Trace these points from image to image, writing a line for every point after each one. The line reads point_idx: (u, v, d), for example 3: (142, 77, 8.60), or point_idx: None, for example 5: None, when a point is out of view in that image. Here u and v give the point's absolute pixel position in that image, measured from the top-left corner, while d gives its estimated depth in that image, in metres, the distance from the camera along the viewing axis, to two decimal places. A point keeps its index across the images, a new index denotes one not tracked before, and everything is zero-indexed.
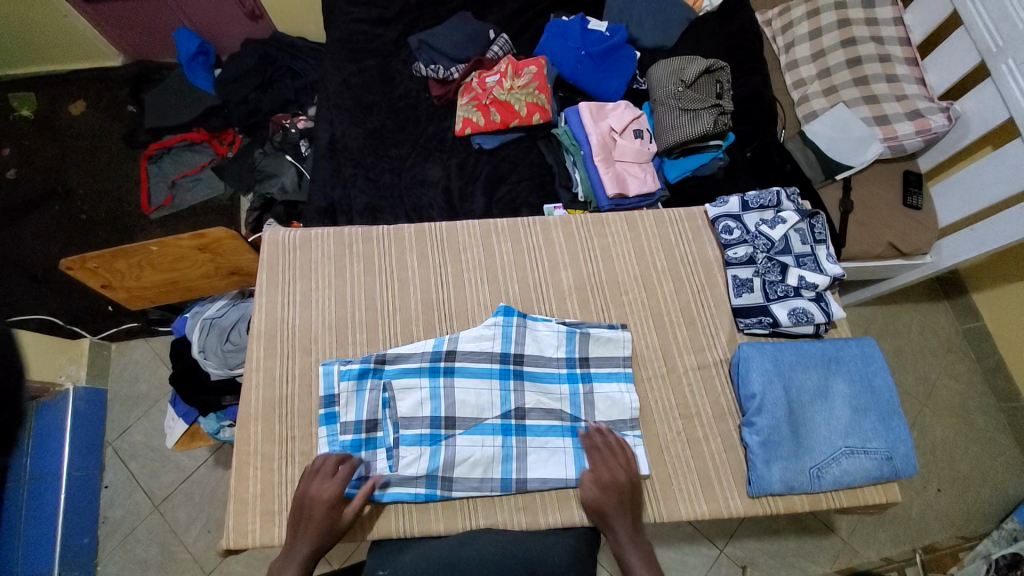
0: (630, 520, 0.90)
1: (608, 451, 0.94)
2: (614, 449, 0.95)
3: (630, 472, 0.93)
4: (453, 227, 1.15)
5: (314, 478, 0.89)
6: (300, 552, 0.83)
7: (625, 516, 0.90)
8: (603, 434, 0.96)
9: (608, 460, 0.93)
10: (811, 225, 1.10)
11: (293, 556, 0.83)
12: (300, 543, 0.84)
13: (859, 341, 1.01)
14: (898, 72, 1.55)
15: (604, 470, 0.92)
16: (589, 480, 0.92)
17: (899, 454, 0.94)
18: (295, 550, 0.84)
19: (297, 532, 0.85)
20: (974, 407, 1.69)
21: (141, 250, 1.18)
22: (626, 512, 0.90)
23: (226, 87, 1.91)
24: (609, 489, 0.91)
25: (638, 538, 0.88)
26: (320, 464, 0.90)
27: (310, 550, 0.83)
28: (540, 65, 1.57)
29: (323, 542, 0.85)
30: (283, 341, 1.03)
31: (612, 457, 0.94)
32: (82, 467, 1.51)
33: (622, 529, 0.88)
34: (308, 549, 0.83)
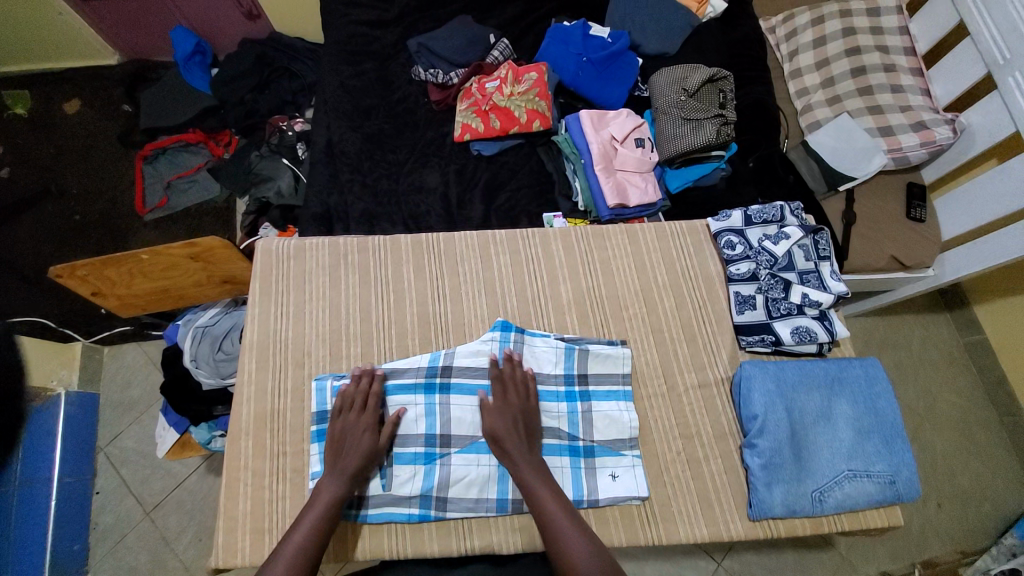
0: (525, 443, 0.91)
1: (511, 380, 0.95)
2: (516, 378, 0.96)
3: (528, 400, 0.95)
4: (450, 238, 1.13)
5: (352, 402, 0.92)
6: (348, 468, 0.86)
7: (520, 441, 0.91)
8: (509, 365, 0.97)
9: (511, 388, 0.95)
10: (815, 242, 1.07)
11: (339, 474, 0.86)
12: (346, 461, 0.87)
13: (863, 362, 1.00)
14: (904, 82, 1.53)
15: (507, 398, 0.94)
16: (495, 411, 0.92)
17: (902, 478, 0.93)
18: (341, 467, 0.87)
19: (342, 453, 0.89)
20: (975, 420, 1.68)
21: (131, 258, 1.15)
22: (523, 438, 0.91)
23: (222, 87, 1.88)
24: (507, 415, 0.92)
25: (534, 459, 0.90)
26: (355, 389, 0.93)
27: (357, 465, 0.87)
28: (541, 71, 1.55)
29: (366, 463, 0.88)
30: (275, 354, 1.01)
31: (512, 385, 0.95)
32: (73, 473, 1.47)
33: (517, 451, 0.89)
34: (356, 465, 0.87)
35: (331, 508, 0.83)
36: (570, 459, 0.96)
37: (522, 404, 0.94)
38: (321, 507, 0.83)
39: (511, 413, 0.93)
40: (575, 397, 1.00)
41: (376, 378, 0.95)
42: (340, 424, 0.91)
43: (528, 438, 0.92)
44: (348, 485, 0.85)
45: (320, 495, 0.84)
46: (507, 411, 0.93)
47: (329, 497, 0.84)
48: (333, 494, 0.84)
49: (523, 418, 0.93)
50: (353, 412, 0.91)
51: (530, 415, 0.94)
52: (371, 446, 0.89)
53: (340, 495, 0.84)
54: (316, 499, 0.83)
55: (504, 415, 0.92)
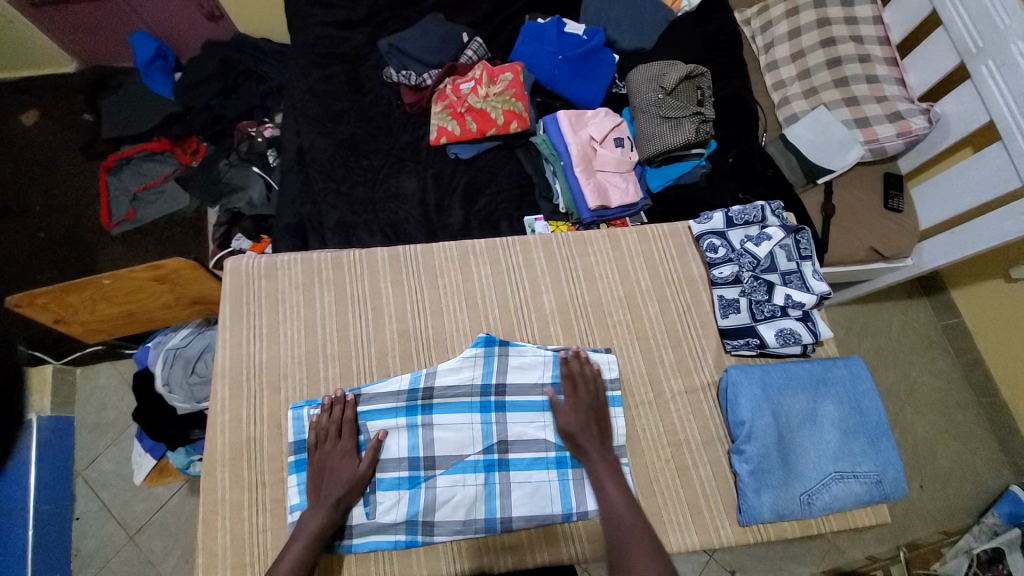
0: (599, 439, 0.93)
1: (581, 377, 0.97)
2: (586, 376, 0.97)
3: (600, 396, 0.96)
4: (428, 250, 1.09)
5: (327, 430, 0.91)
6: (329, 499, 0.85)
7: (594, 437, 0.93)
8: (578, 360, 0.98)
9: (581, 385, 0.96)
10: (797, 241, 1.07)
11: (321, 506, 0.84)
12: (326, 492, 0.86)
13: (847, 361, 1.01)
14: (878, 72, 1.53)
15: (578, 395, 0.95)
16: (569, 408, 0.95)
17: (889, 477, 0.94)
18: (323, 498, 0.85)
19: (322, 483, 0.87)
20: (954, 402, 1.72)
21: (93, 284, 1.10)
22: (596, 434, 0.93)
23: (186, 94, 1.81)
24: (580, 411, 0.94)
25: (606, 455, 0.92)
26: (328, 418, 0.91)
27: (340, 494, 0.86)
28: (516, 71, 1.52)
29: (350, 491, 0.87)
30: (249, 379, 0.97)
31: (584, 382, 0.97)
32: (49, 500, 1.40)
33: (590, 446, 0.92)
34: (338, 496, 0.86)
35: (314, 542, 0.82)
36: (558, 471, 0.95)
37: (593, 401, 0.96)
38: (305, 542, 0.81)
39: (583, 410, 0.94)
40: (613, 402, 0.98)
41: (349, 404, 0.93)
42: (317, 454, 0.89)
43: (600, 435, 0.94)
44: (330, 516, 0.84)
45: (302, 530, 0.82)
46: (579, 407, 0.94)
47: (311, 529, 0.82)
48: (315, 527, 0.82)
49: (595, 414, 0.95)
50: (329, 441, 0.90)
51: (602, 412, 0.95)
52: (353, 473, 0.88)
53: (324, 526, 0.83)
54: (298, 535, 0.82)
55: (578, 411, 0.94)
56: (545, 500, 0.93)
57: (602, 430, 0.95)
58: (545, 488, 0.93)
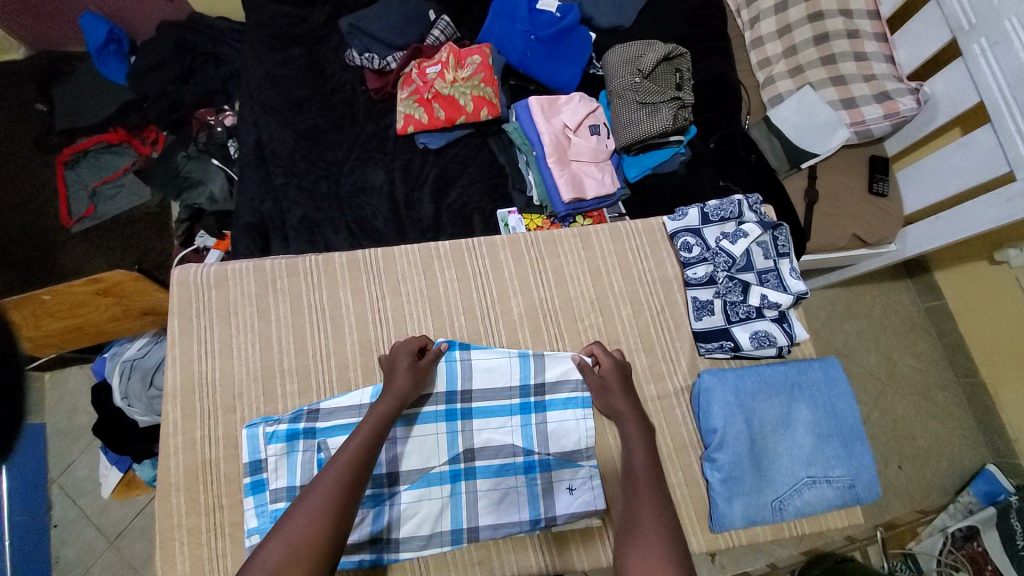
0: (629, 392, 0.90)
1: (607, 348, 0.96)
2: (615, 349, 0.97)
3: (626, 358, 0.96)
4: (391, 254, 1.04)
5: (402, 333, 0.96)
6: (400, 388, 0.85)
7: (626, 398, 0.89)
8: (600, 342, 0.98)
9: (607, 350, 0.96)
10: (774, 237, 1.03)
11: (391, 395, 0.84)
12: (398, 381, 0.86)
13: (823, 363, 0.99)
14: (867, 49, 1.46)
15: (603, 355, 0.94)
16: (609, 364, 0.93)
17: (860, 481, 0.94)
18: (392, 390, 0.85)
19: (392, 377, 0.87)
20: (934, 383, 1.72)
21: (32, 299, 1.09)
22: (624, 389, 0.91)
23: (140, 80, 1.63)
24: (607, 368, 0.92)
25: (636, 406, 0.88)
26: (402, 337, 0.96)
27: (409, 389, 0.86)
28: (484, 53, 1.42)
29: (416, 382, 0.87)
30: (203, 399, 0.92)
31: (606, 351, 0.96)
32: (23, 511, 1.31)
33: (621, 401, 0.89)
34: (407, 388, 0.86)
35: (382, 422, 0.80)
36: (526, 476, 0.93)
37: (619, 361, 0.95)
38: (373, 424, 0.79)
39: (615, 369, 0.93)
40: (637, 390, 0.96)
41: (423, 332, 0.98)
42: (390, 354, 0.91)
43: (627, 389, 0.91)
44: (399, 405, 0.84)
45: (371, 414, 0.81)
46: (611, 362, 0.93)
47: (380, 412, 0.81)
48: (383, 412, 0.81)
49: (623, 373, 0.93)
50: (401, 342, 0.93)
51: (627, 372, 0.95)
52: (419, 364, 0.89)
53: (390, 412, 0.82)
54: (368, 417, 0.80)
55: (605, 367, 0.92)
56: (514, 506, 0.91)
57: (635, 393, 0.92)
58: (513, 493, 0.91)
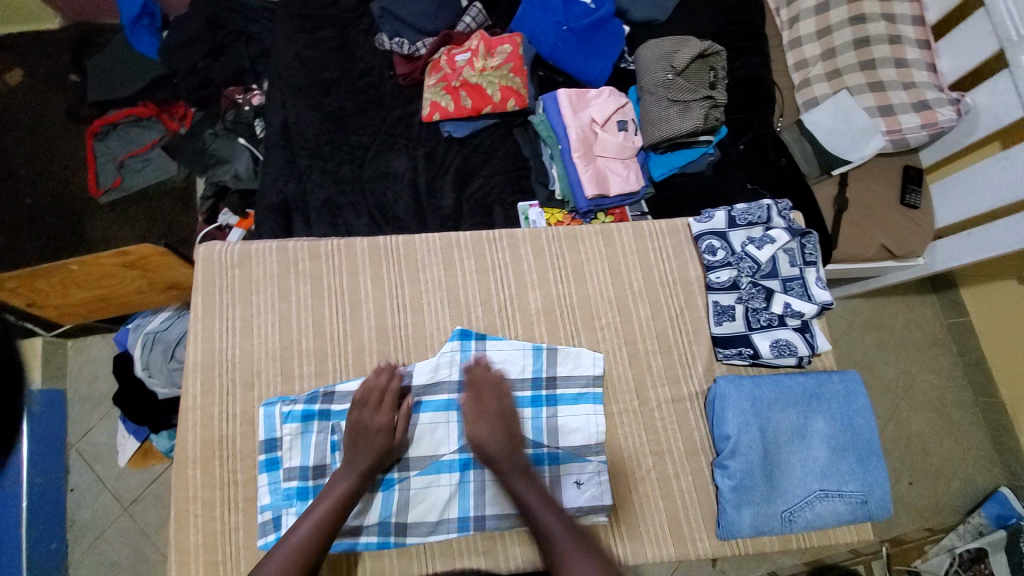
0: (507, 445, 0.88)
1: (485, 381, 0.92)
2: (487, 378, 0.93)
3: (507, 400, 0.92)
4: (411, 241, 1.04)
5: (370, 397, 0.89)
6: (361, 464, 0.85)
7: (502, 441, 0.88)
8: (479, 367, 0.94)
9: (484, 389, 0.91)
10: (802, 245, 1.02)
11: (353, 473, 0.85)
12: (360, 457, 0.86)
13: (843, 376, 0.97)
14: (909, 55, 1.41)
15: (481, 399, 0.90)
16: (473, 414, 0.89)
17: (874, 498, 0.92)
18: (353, 463, 0.86)
19: (355, 451, 0.86)
20: (950, 400, 1.67)
21: (60, 268, 1.12)
22: (505, 441, 0.88)
23: (172, 55, 1.64)
24: (485, 417, 0.89)
25: (516, 460, 0.87)
26: (375, 382, 0.91)
27: (371, 461, 0.85)
28: (515, 43, 1.41)
29: (383, 458, 0.86)
30: (221, 375, 0.94)
31: (487, 388, 0.92)
32: (43, 472, 1.35)
33: (496, 451, 0.87)
34: (369, 463, 0.85)
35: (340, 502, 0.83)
36: (534, 470, 0.93)
37: (499, 404, 0.91)
38: (329, 503, 0.82)
39: (487, 415, 0.89)
40: (526, 403, 0.95)
41: (395, 376, 0.92)
42: (355, 417, 0.88)
43: (512, 441, 0.89)
44: (359, 482, 0.85)
45: (328, 492, 0.83)
46: (482, 410, 0.90)
47: (339, 492, 0.83)
48: (343, 490, 0.83)
49: (501, 419, 0.90)
50: (370, 407, 0.88)
51: (509, 418, 0.91)
52: (387, 443, 0.87)
53: (350, 491, 0.83)
54: (326, 496, 0.83)
55: (480, 415, 0.89)
56: None
57: (508, 433, 0.90)
58: None
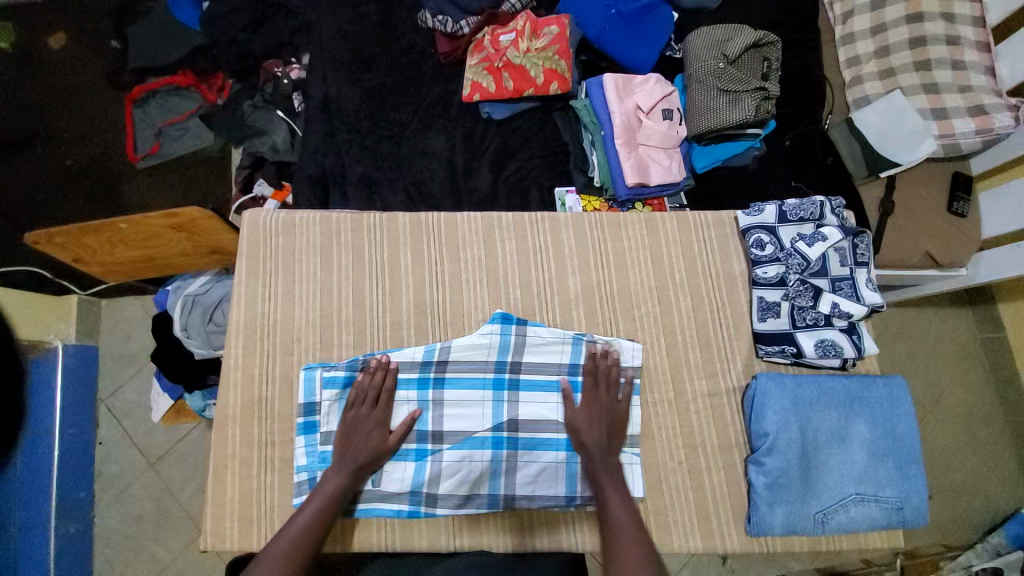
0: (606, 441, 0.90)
1: (604, 376, 0.93)
2: (607, 372, 0.94)
3: (619, 401, 0.93)
4: (452, 219, 1.05)
5: (364, 397, 0.92)
6: (354, 462, 0.87)
7: (601, 437, 0.90)
8: (604, 361, 0.95)
9: (602, 383, 0.93)
10: (854, 245, 0.98)
11: (345, 468, 0.87)
12: (353, 453, 0.88)
13: (888, 381, 0.95)
14: (966, 58, 1.34)
15: (597, 393, 0.93)
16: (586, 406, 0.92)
17: (910, 505, 0.90)
18: (347, 460, 0.88)
19: (348, 448, 0.89)
20: (981, 417, 1.62)
21: (109, 226, 1.14)
22: (603, 435, 0.90)
23: (213, 25, 1.61)
24: (595, 410, 0.92)
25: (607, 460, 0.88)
26: (368, 380, 0.92)
27: (365, 460, 0.88)
28: (562, 24, 1.38)
29: (375, 458, 0.89)
30: (264, 339, 0.97)
31: (604, 383, 0.94)
32: (74, 425, 1.38)
33: (592, 446, 0.89)
34: (362, 461, 0.88)
35: (335, 496, 0.85)
36: (566, 454, 0.92)
37: (610, 403, 0.92)
38: (324, 498, 0.85)
39: (597, 409, 0.92)
40: (636, 390, 0.95)
41: (390, 373, 0.93)
42: (350, 416, 0.91)
43: (610, 437, 0.90)
44: (351, 478, 0.87)
45: (323, 484, 0.86)
46: (595, 404, 0.92)
47: (332, 487, 0.85)
48: (336, 486, 0.86)
49: (609, 416, 0.91)
50: (365, 406, 0.91)
51: (619, 416, 0.92)
52: (380, 443, 0.90)
53: (344, 487, 0.86)
54: (320, 490, 0.85)
55: (592, 409, 0.92)
56: (551, 481, 0.91)
57: (611, 429, 0.91)
58: (550, 470, 0.91)
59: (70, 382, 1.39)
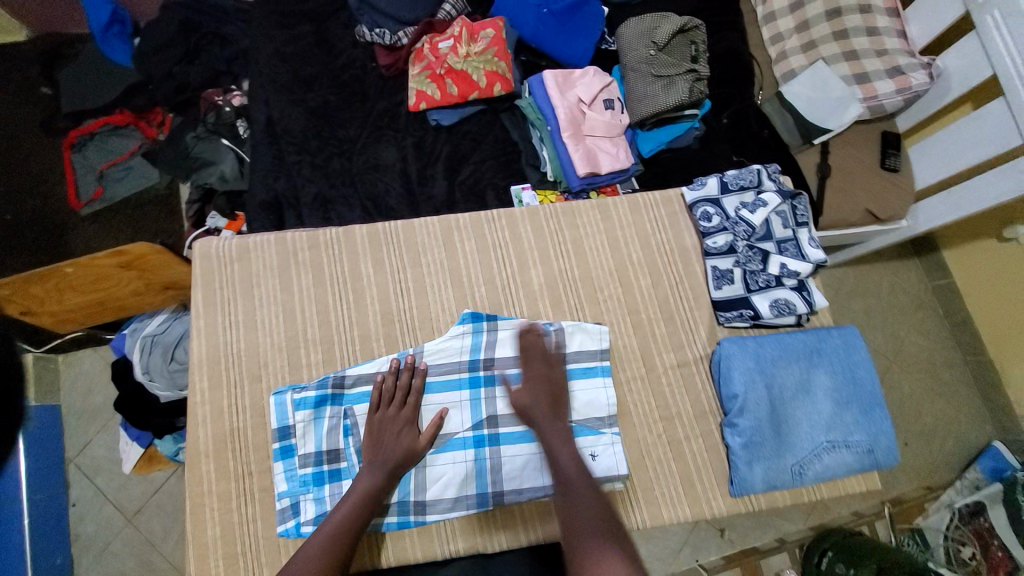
0: (553, 413, 0.91)
1: (536, 350, 0.95)
2: (536, 346, 0.95)
3: (557, 368, 0.95)
4: (410, 227, 1.06)
5: (392, 397, 0.92)
6: (384, 464, 0.86)
7: (546, 408, 0.91)
8: (535, 335, 0.96)
9: (535, 355, 0.95)
10: (793, 207, 1.05)
11: (376, 469, 0.86)
12: (383, 454, 0.87)
13: (842, 331, 1.00)
14: (879, 24, 1.43)
15: (531, 364, 0.94)
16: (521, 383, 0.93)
17: (880, 446, 0.95)
18: (378, 461, 0.87)
19: (380, 449, 0.88)
20: (940, 360, 1.70)
21: (56, 271, 1.11)
22: (547, 404, 0.91)
23: (146, 62, 1.58)
24: (533, 381, 0.93)
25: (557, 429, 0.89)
26: (393, 381, 0.92)
27: (397, 459, 0.87)
28: (497, 27, 1.41)
29: (407, 459, 0.88)
30: (229, 369, 0.95)
31: (536, 355, 0.95)
32: (42, 489, 1.30)
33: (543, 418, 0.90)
34: (394, 461, 0.87)
35: (369, 496, 0.84)
36: None
37: (548, 373, 0.94)
38: (354, 502, 0.83)
39: (536, 381, 0.93)
40: (602, 372, 0.97)
41: (417, 373, 0.93)
42: (378, 417, 0.90)
43: (554, 406, 0.92)
44: (382, 478, 0.85)
45: (356, 485, 0.85)
46: (534, 377, 0.93)
47: (366, 486, 0.84)
48: (367, 487, 0.84)
49: (549, 385, 0.93)
50: (393, 407, 0.91)
51: (556, 385, 0.94)
52: (410, 444, 0.88)
53: (377, 487, 0.85)
54: (354, 489, 0.84)
55: (531, 380, 0.93)
56: (537, 471, 0.92)
57: (557, 401, 0.92)
58: (536, 460, 0.92)
59: (36, 447, 1.31)
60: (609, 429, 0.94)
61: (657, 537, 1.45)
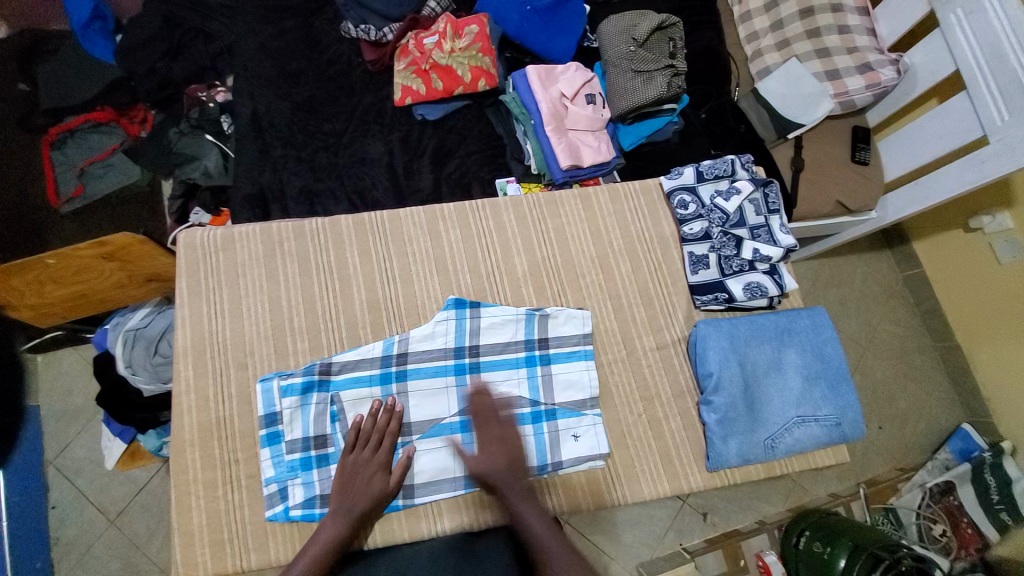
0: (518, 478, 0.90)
1: (486, 413, 0.95)
2: (490, 409, 0.95)
3: (509, 430, 0.94)
4: (396, 216, 1.08)
5: (368, 438, 0.91)
6: (351, 509, 0.86)
7: (507, 470, 0.90)
8: (482, 397, 0.96)
9: (490, 421, 0.94)
10: (765, 195, 1.10)
11: (342, 516, 0.86)
12: (351, 500, 0.87)
13: (811, 311, 1.05)
14: (850, 22, 1.49)
15: (486, 430, 0.93)
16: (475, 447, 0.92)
17: (847, 419, 0.99)
18: (346, 507, 0.87)
19: (348, 495, 0.88)
20: (912, 347, 1.77)
21: (35, 263, 1.11)
22: (507, 467, 0.91)
23: (129, 56, 1.55)
24: (493, 445, 0.92)
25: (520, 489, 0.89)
26: (371, 422, 0.92)
27: (364, 506, 0.87)
28: (482, 23, 1.44)
29: (375, 505, 0.88)
30: (215, 358, 0.96)
31: (490, 419, 0.94)
32: (21, 491, 1.27)
33: (506, 484, 0.89)
34: (361, 506, 0.87)
35: (332, 547, 0.83)
36: (534, 425, 0.97)
37: (501, 434, 0.94)
38: (319, 550, 0.83)
39: (489, 445, 0.92)
40: (585, 356, 1.00)
41: (395, 415, 0.93)
42: (351, 459, 0.90)
43: (513, 468, 0.91)
44: (348, 526, 0.85)
45: (317, 536, 0.84)
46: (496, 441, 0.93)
47: (329, 536, 0.84)
48: (334, 536, 0.84)
49: (505, 448, 0.92)
50: (367, 449, 0.90)
51: (511, 445, 0.93)
52: (381, 490, 0.88)
53: (343, 536, 0.84)
54: (316, 539, 0.84)
55: (484, 445, 0.92)
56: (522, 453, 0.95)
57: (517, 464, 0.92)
58: (522, 442, 0.96)
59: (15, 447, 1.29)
60: (591, 411, 0.98)
61: (643, 520, 1.48)
